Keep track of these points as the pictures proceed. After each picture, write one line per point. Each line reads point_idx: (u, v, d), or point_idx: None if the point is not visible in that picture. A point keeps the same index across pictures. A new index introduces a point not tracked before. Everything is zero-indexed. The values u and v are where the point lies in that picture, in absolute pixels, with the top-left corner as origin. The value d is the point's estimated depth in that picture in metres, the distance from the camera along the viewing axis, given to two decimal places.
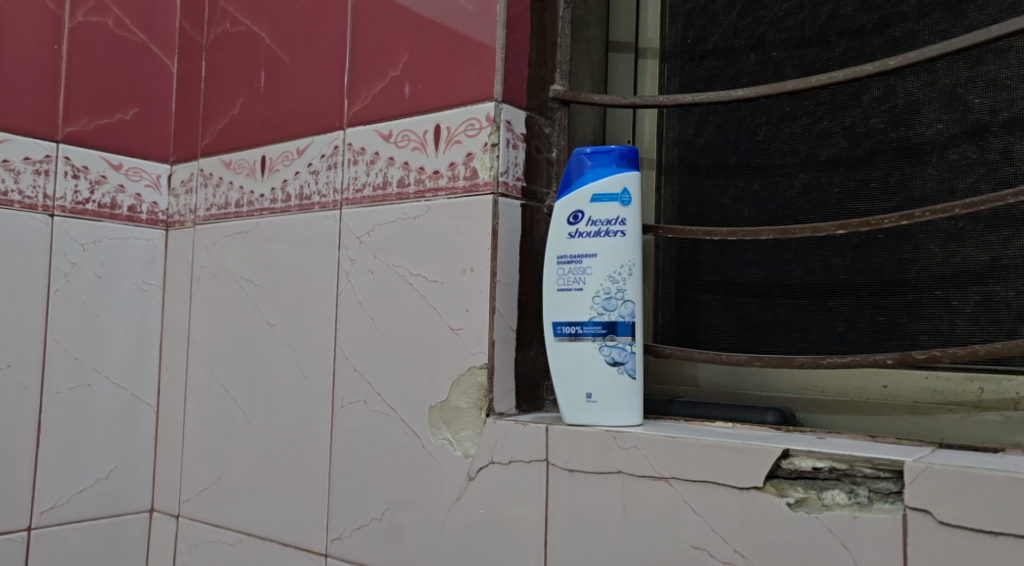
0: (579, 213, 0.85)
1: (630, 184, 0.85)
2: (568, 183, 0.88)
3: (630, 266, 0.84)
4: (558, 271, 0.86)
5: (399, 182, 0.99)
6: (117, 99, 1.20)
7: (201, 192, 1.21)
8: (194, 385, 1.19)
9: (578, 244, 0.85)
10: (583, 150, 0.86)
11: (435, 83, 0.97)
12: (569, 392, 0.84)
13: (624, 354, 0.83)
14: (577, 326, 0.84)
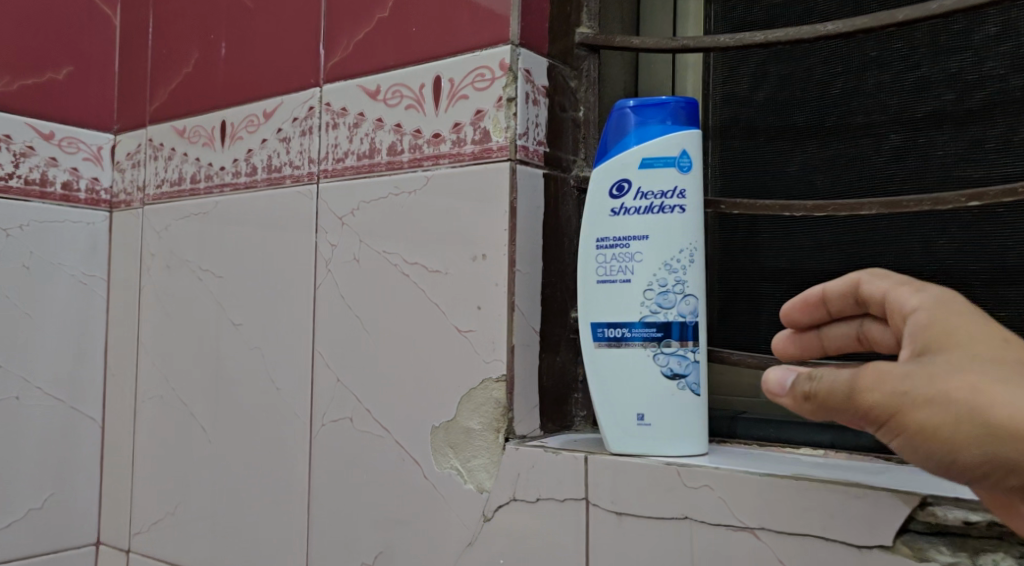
0: (624, 183, 0.68)
1: (690, 146, 0.67)
2: (606, 147, 0.69)
3: (691, 251, 0.66)
4: (597, 259, 0.68)
5: (390, 148, 0.80)
6: (47, 54, 0.99)
7: (150, 166, 1.00)
8: (145, 397, 1.00)
9: (624, 223, 0.67)
10: (625, 102, 0.68)
11: (433, 24, 0.78)
12: (614, 413, 0.66)
13: (686, 364, 0.66)
14: (625, 328, 0.67)
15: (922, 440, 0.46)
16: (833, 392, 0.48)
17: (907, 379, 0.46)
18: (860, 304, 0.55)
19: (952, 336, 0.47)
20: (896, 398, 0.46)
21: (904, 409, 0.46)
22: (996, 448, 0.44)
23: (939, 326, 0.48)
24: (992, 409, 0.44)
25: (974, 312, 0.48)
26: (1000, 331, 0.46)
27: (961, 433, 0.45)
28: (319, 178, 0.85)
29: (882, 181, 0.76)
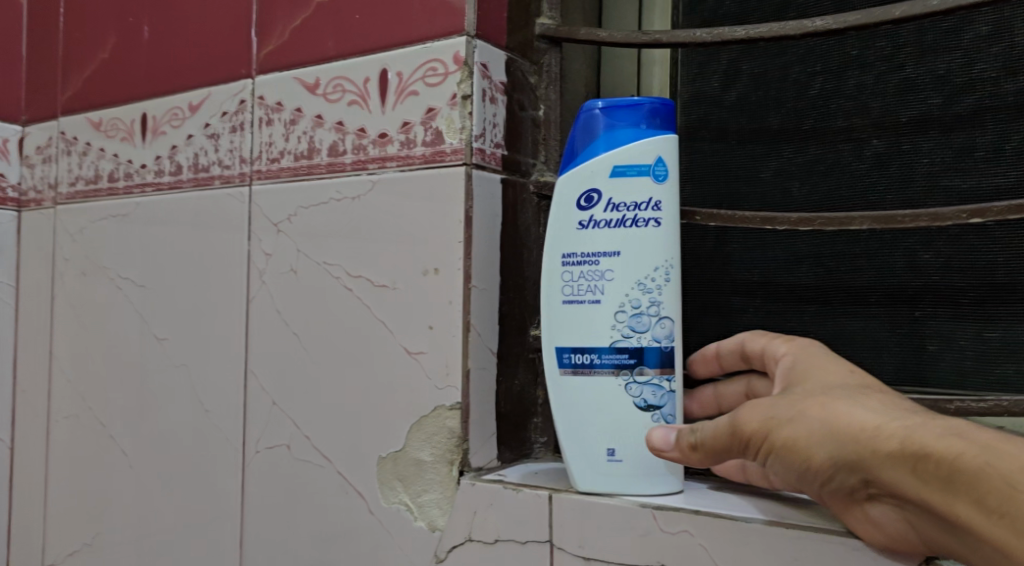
0: (593, 193, 0.62)
1: (666, 153, 0.61)
2: (574, 151, 0.63)
3: (666, 269, 0.61)
4: (563, 277, 0.63)
5: (331, 149, 0.72)
6: None
7: (62, 161, 0.91)
8: (59, 416, 0.91)
9: (592, 238, 0.62)
10: (596, 102, 0.62)
11: (379, 11, 0.70)
12: (582, 449, 0.61)
13: (661, 395, 0.61)
14: (594, 354, 0.61)
15: (785, 453, 0.53)
16: (711, 434, 0.56)
17: (774, 405, 0.54)
18: (745, 360, 0.64)
19: (809, 371, 0.58)
20: (765, 422, 0.54)
21: (773, 428, 0.54)
22: (844, 455, 0.51)
23: (800, 367, 0.58)
24: (840, 420, 0.52)
25: (829, 357, 0.58)
26: (844, 368, 0.57)
27: (815, 444, 0.52)
28: (251, 179, 0.77)
29: (862, 190, 0.71)
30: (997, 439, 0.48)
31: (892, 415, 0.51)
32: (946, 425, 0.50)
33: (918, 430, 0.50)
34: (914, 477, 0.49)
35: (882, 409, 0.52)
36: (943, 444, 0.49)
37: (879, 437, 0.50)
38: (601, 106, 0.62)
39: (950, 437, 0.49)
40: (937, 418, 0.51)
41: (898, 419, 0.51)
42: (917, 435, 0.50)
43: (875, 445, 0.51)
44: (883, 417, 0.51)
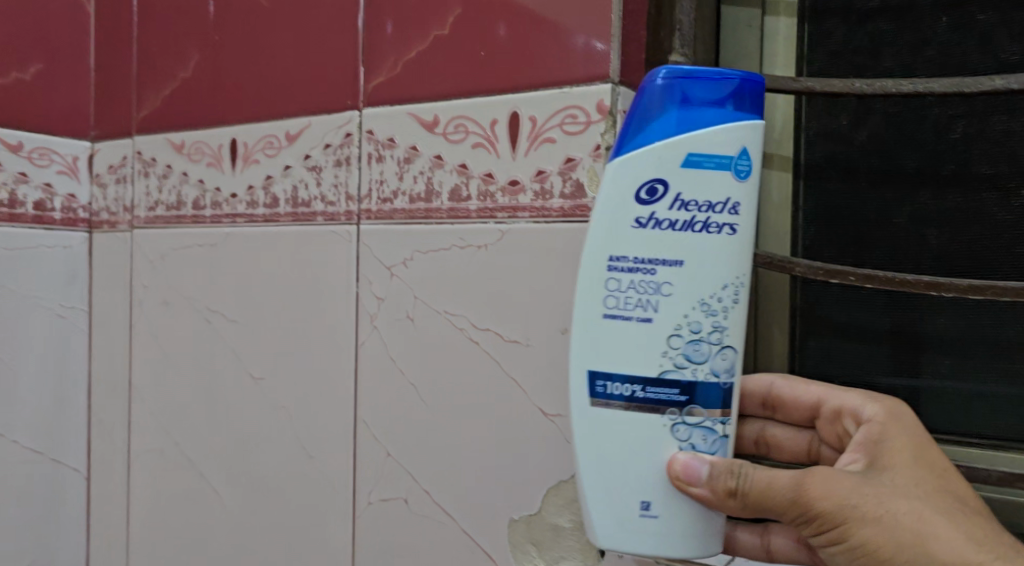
0: (658, 184, 0.57)
1: (750, 144, 0.57)
2: (637, 124, 0.57)
3: (735, 289, 0.57)
4: (607, 286, 0.58)
5: (452, 193, 0.69)
6: (11, 49, 0.83)
7: (139, 184, 0.87)
8: (140, 449, 0.88)
9: (647, 241, 0.57)
10: (677, 68, 0.56)
11: (510, 49, 0.66)
12: (614, 500, 0.58)
13: (710, 440, 0.58)
14: (637, 384, 0.57)
15: (855, 546, 0.56)
16: (774, 501, 0.56)
17: (860, 494, 0.56)
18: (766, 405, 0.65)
19: (896, 455, 0.59)
20: (842, 508, 0.55)
21: (855, 518, 0.55)
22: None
23: (885, 446, 0.59)
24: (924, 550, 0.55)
25: (906, 435, 0.59)
26: (917, 453, 0.59)
27: (892, 550, 0.55)
28: (359, 218, 0.73)
29: (1006, 241, 0.70)
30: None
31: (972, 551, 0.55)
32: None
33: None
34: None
35: (974, 538, 0.56)
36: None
37: None
38: (679, 76, 0.56)
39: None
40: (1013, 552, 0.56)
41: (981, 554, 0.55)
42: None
43: None
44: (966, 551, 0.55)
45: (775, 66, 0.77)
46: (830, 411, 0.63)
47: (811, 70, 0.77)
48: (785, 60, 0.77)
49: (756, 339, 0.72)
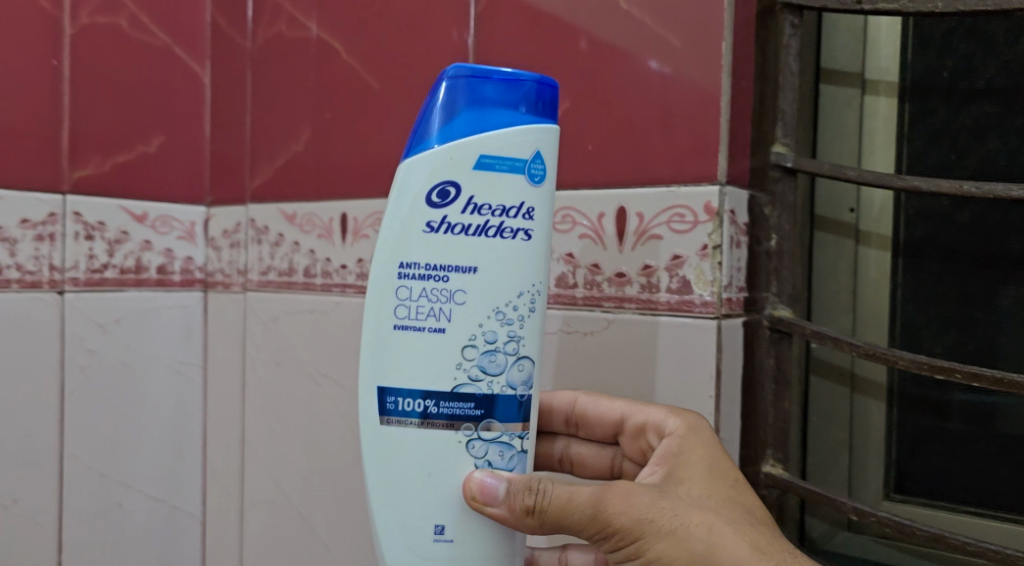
0: (449, 189, 0.58)
1: (544, 148, 0.59)
2: (422, 132, 0.59)
3: (530, 297, 0.59)
4: (399, 295, 0.59)
5: (559, 279, 0.73)
6: (137, 125, 0.91)
7: (252, 249, 0.92)
8: (252, 499, 0.93)
9: (440, 249, 0.58)
10: (467, 67, 0.58)
11: (616, 145, 0.70)
12: (400, 526, 0.59)
13: (508, 455, 0.60)
14: (433, 399, 0.58)
15: (651, 558, 0.58)
16: (578, 513, 0.58)
17: (654, 509, 0.59)
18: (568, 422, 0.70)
19: (692, 469, 0.63)
20: (641, 521, 0.58)
21: (649, 532, 0.58)
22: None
23: (681, 460, 0.63)
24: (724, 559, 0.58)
25: (713, 452, 0.64)
26: (716, 472, 0.63)
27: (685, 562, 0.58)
28: None
29: None
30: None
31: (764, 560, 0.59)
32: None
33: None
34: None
35: (756, 548, 0.59)
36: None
37: None
38: (469, 76, 0.58)
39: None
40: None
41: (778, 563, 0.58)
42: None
43: None
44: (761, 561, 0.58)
45: (875, 145, 0.78)
46: (633, 427, 0.68)
47: (912, 149, 0.76)
48: (885, 137, 0.77)
49: (853, 417, 0.77)
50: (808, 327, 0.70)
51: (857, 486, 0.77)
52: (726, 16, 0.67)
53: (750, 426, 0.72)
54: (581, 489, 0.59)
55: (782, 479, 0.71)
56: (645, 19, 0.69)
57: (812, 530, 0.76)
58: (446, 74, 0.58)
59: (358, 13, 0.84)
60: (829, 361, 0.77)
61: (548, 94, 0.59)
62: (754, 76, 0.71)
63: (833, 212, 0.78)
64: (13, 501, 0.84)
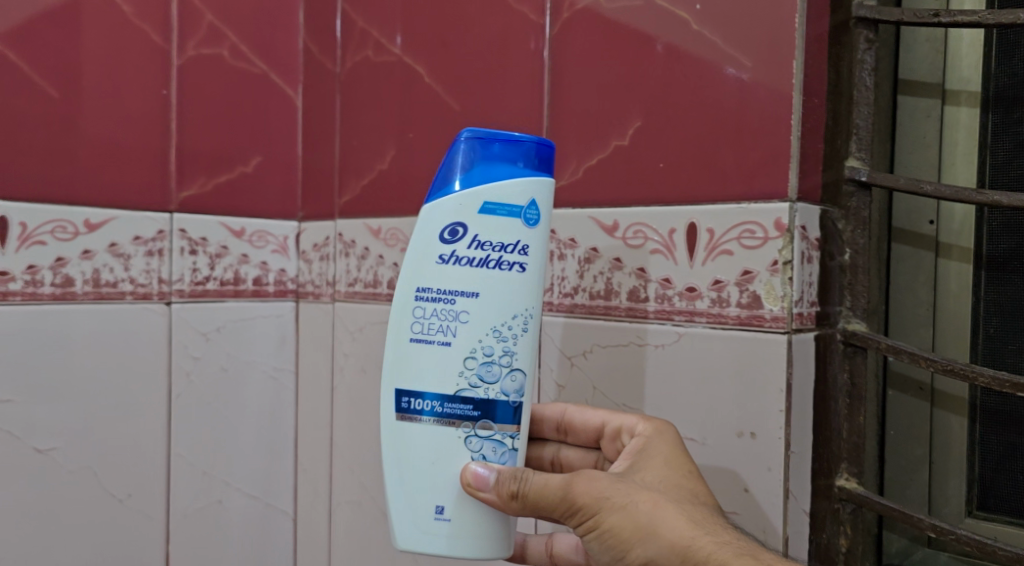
0: (458, 228, 0.64)
1: (539, 197, 0.65)
2: (442, 181, 0.66)
3: (524, 319, 0.65)
4: (414, 313, 0.65)
5: (630, 293, 0.75)
6: (236, 147, 0.97)
7: (340, 262, 0.97)
8: (340, 499, 0.98)
9: (448, 277, 0.64)
10: (479, 130, 0.65)
11: (688, 163, 0.72)
12: (407, 507, 0.65)
13: (501, 451, 0.65)
14: (438, 400, 0.64)
15: (606, 532, 0.62)
16: (544, 491, 0.63)
17: (611, 489, 0.62)
18: (558, 430, 0.73)
19: (652, 461, 0.66)
20: (599, 499, 0.62)
21: (605, 508, 0.62)
22: (657, 550, 0.60)
23: (643, 454, 0.66)
24: (663, 529, 0.61)
25: (677, 446, 0.67)
26: (679, 461, 0.66)
27: (635, 535, 0.61)
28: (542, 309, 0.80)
29: None
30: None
31: (700, 529, 0.61)
32: (745, 547, 0.59)
33: (716, 548, 0.59)
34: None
35: (694, 520, 0.61)
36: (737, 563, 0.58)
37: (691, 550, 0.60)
38: (480, 138, 0.65)
39: (745, 559, 0.58)
40: (735, 539, 0.60)
41: (708, 533, 0.60)
42: (719, 552, 0.59)
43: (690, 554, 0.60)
44: (695, 530, 0.61)
45: (956, 156, 0.75)
46: (612, 430, 0.71)
47: (996, 160, 0.74)
48: (966, 150, 0.75)
49: (933, 434, 0.76)
50: (883, 341, 0.70)
51: (938, 503, 0.76)
52: (798, 34, 0.67)
53: (823, 441, 0.71)
54: (552, 475, 0.63)
55: (857, 493, 0.71)
56: (716, 38, 0.71)
57: (890, 545, 0.75)
58: (461, 136, 0.65)
59: (439, 37, 0.88)
60: (907, 375, 0.76)
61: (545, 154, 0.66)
62: (827, 93, 0.70)
63: (911, 224, 0.76)
64: (127, 496, 0.90)
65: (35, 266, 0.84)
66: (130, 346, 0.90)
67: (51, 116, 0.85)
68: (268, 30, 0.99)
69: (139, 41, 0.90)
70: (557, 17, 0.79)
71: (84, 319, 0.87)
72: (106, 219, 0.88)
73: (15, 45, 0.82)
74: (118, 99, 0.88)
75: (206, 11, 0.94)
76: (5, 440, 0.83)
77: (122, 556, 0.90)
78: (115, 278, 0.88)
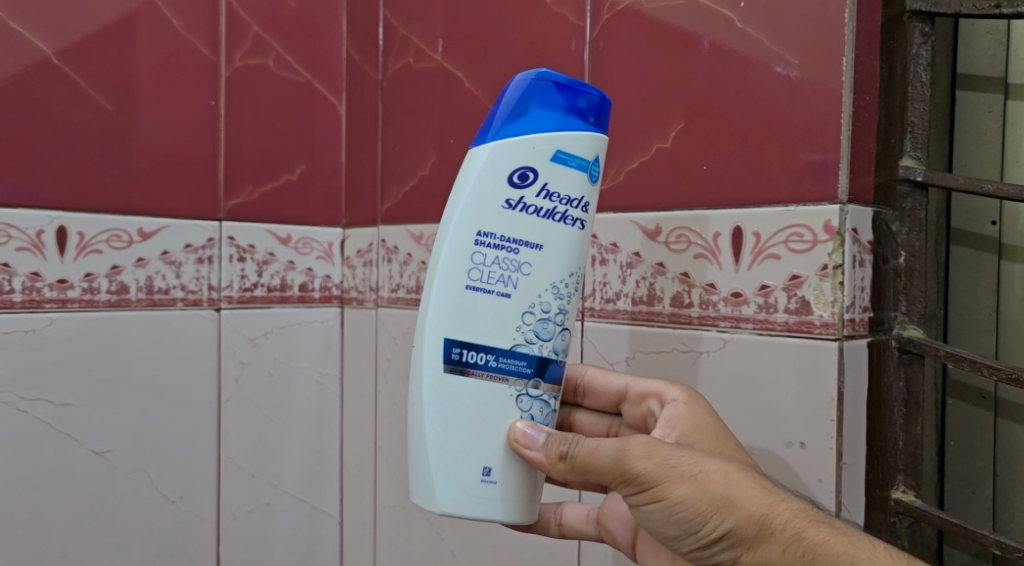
0: (527, 172, 0.63)
1: (603, 153, 0.65)
2: (513, 120, 0.64)
3: (578, 278, 0.65)
4: (473, 259, 0.64)
5: (674, 298, 0.73)
6: (282, 155, 0.97)
7: (383, 268, 0.97)
8: (385, 504, 0.98)
9: (513, 224, 0.63)
10: (551, 75, 0.63)
11: (732, 163, 0.70)
12: (452, 471, 0.63)
13: (546, 412, 0.65)
14: (494, 353, 0.63)
15: (677, 502, 0.59)
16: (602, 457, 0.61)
17: (678, 457, 0.60)
18: (576, 391, 0.73)
19: (704, 432, 0.64)
20: (665, 467, 0.59)
21: (674, 477, 0.59)
22: (735, 520, 0.58)
23: (692, 424, 0.64)
24: (739, 496, 0.58)
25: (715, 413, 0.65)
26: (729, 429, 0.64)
27: (709, 505, 0.58)
28: (583, 315, 0.78)
29: None
30: (857, 534, 0.57)
31: (774, 497, 0.58)
32: (817, 515, 0.58)
33: (795, 516, 0.58)
34: (777, 550, 0.58)
35: (767, 489, 0.59)
36: (815, 531, 0.57)
37: (770, 518, 0.58)
38: (555, 83, 0.64)
39: (821, 528, 0.57)
40: (807, 506, 0.59)
41: (785, 500, 0.58)
42: (797, 521, 0.57)
43: (768, 523, 0.58)
44: (771, 498, 0.58)
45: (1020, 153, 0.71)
46: (637, 393, 0.69)
47: None
48: None
49: (997, 446, 0.72)
50: (941, 348, 0.66)
51: (1003, 518, 0.72)
52: (848, 30, 0.65)
53: (878, 451, 0.68)
54: (609, 441, 0.62)
55: (914, 506, 0.68)
56: (761, 37, 0.68)
57: (951, 561, 0.72)
58: (531, 75, 0.64)
59: (480, 42, 0.87)
60: (969, 384, 0.72)
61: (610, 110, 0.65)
62: (880, 90, 0.67)
63: (971, 225, 0.73)
64: (179, 499, 0.91)
65: (91, 274, 0.85)
66: (183, 352, 0.90)
67: (106, 127, 0.86)
68: (311, 38, 0.99)
69: (187, 50, 0.90)
70: (598, 19, 0.77)
71: (139, 325, 0.88)
72: (157, 227, 0.89)
73: (70, 58, 0.84)
74: (168, 108, 0.89)
75: (253, 20, 0.94)
76: (63, 444, 0.84)
77: (176, 559, 0.91)
78: (166, 286, 0.89)
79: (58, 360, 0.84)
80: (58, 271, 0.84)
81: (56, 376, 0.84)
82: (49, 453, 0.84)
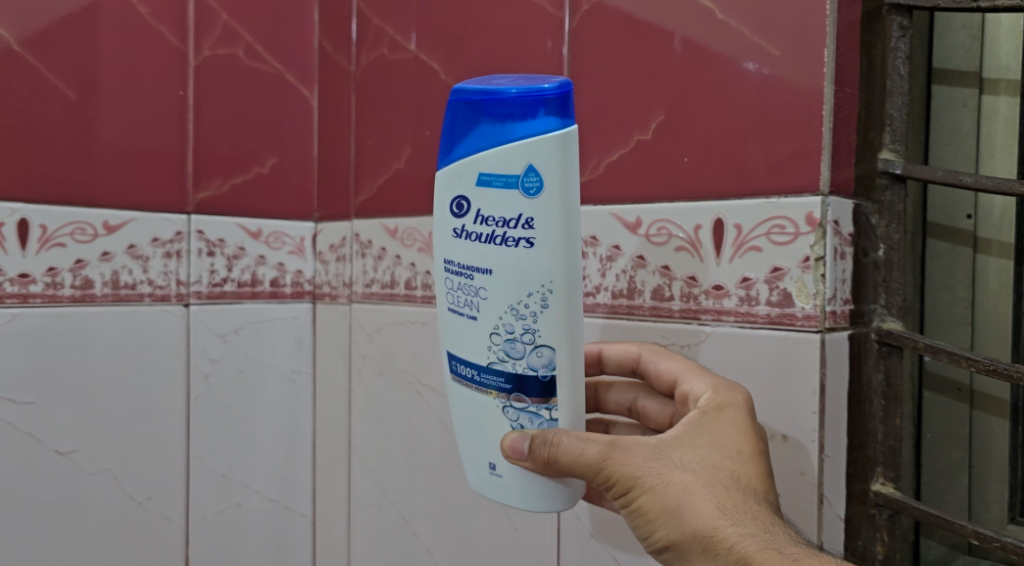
0: (464, 201, 0.62)
1: (538, 161, 0.60)
2: (447, 145, 0.63)
3: (542, 296, 0.61)
4: (446, 284, 0.64)
5: (655, 292, 0.72)
6: (252, 148, 0.95)
7: (357, 262, 0.95)
8: (360, 503, 0.97)
9: (465, 250, 0.63)
10: (464, 93, 0.61)
11: (713, 157, 0.69)
12: (470, 459, 0.66)
13: (537, 422, 0.63)
14: (473, 369, 0.64)
15: (634, 509, 0.60)
16: (569, 461, 0.61)
17: (645, 466, 0.60)
18: (634, 374, 0.70)
19: (698, 439, 0.62)
20: (629, 477, 0.60)
21: (633, 486, 0.60)
22: (682, 534, 0.59)
23: (690, 429, 0.63)
24: (691, 514, 0.59)
25: (740, 422, 0.63)
26: (738, 435, 0.62)
27: (661, 516, 0.59)
28: None
29: None
30: (806, 556, 0.56)
31: (728, 517, 0.59)
32: (771, 540, 0.58)
33: (741, 540, 0.58)
34: None
35: (721, 508, 0.59)
36: (760, 557, 0.57)
37: (715, 538, 0.58)
38: (472, 98, 0.61)
39: (769, 555, 0.57)
40: (765, 528, 0.59)
41: (735, 524, 0.58)
42: (743, 546, 0.57)
43: (713, 544, 0.58)
44: (723, 519, 0.59)
45: (994, 148, 0.72)
46: (681, 394, 0.66)
47: None
48: (1005, 140, 0.72)
49: (973, 440, 0.73)
50: (920, 340, 0.66)
51: (978, 509, 0.73)
52: (830, 21, 0.65)
53: (858, 444, 0.68)
54: (585, 442, 0.61)
55: (894, 499, 0.68)
56: (743, 29, 0.68)
57: (928, 552, 0.72)
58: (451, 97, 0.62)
59: (456, 34, 0.86)
60: (946, 376, 0.73)
61: (542, 110, 0.59)
62: (860, 82, 0.67)
63: (949, 219, 0.73)
64: (147, 499, 0.89)
65: (54, 268, 0.83)
66: (150, 348, 0.88)
67: (69, 119, 0.83)
68: (282, 28, 0.97)
69: (155, 40, 0.88)
70: (576, 11, 0.77)
71: (104, 321, 0.86)
72: (123, 221, 0.86)
73: (32, 46, 0.81)
74: (134, 99, 0.87)
75: (222, 10, 0.92)
76: (24, 443, 0.82)
77: (143, 560, 0.89)
78: (132, 280, 0.87)
79: (18, 356, 0.81)
80: (20, 265, 0.81)
81: (17, 374, 0.81)
82: (11, 453, 0.81)
